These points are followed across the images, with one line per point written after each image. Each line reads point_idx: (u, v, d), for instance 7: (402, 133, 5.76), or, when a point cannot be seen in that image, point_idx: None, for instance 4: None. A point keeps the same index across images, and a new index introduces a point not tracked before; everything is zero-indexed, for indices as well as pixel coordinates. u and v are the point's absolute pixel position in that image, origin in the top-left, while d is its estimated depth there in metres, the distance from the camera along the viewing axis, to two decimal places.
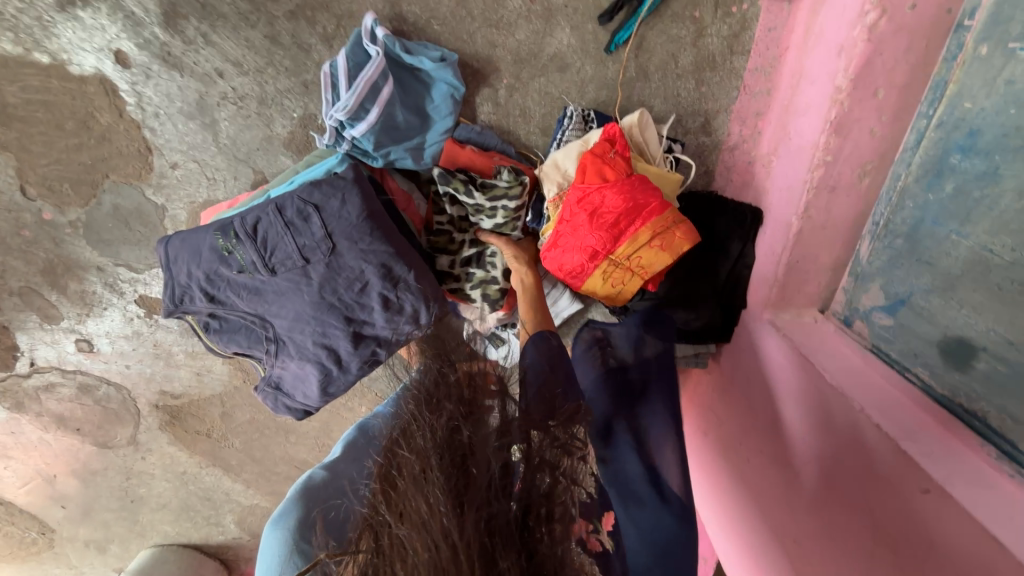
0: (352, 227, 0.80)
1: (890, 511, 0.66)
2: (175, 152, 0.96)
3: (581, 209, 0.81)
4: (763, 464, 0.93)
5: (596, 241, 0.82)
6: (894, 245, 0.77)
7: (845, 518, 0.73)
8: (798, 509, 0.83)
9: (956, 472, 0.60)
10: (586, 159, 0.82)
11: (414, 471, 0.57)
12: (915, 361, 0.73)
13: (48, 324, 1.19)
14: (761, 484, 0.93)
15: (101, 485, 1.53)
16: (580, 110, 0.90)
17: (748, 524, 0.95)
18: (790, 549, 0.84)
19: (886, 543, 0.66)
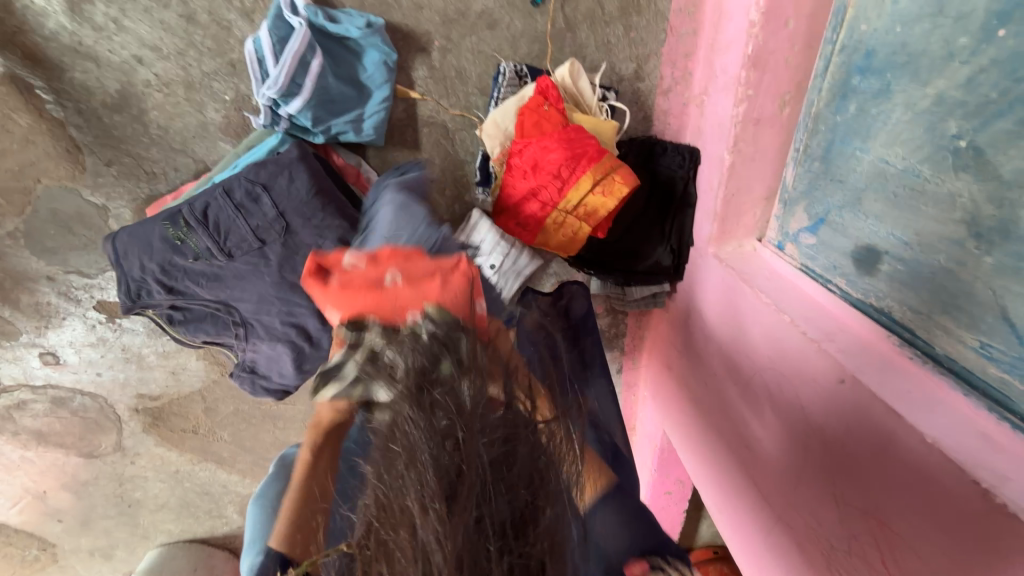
0: (303, 205, 0.80)
1: (819, 407, 0.75)
2: (107, 149, 0.93)
3: (524, 165, 0.84)
4: (719, 386, 1.03)
5: (542, 194, 0.85)
6: (813, 169, 0.83)
7: (784, 421, 0.83)
8: (749, 420, 0.93)
9: (885, 377, 0.65)
10: (522, 115, 0.85)
11: (403, 468, 0.48)
12: (835, 272, 0.80)
13: (6, 341, 1.17)
14: (718, 405, 1.03)
15: (95, 494, 1.54)
16: (513, 66, 0.91)
17: (712, 439, 1.07)
18: (745, 455, 0.95)
19: (818, 436, 0.76)
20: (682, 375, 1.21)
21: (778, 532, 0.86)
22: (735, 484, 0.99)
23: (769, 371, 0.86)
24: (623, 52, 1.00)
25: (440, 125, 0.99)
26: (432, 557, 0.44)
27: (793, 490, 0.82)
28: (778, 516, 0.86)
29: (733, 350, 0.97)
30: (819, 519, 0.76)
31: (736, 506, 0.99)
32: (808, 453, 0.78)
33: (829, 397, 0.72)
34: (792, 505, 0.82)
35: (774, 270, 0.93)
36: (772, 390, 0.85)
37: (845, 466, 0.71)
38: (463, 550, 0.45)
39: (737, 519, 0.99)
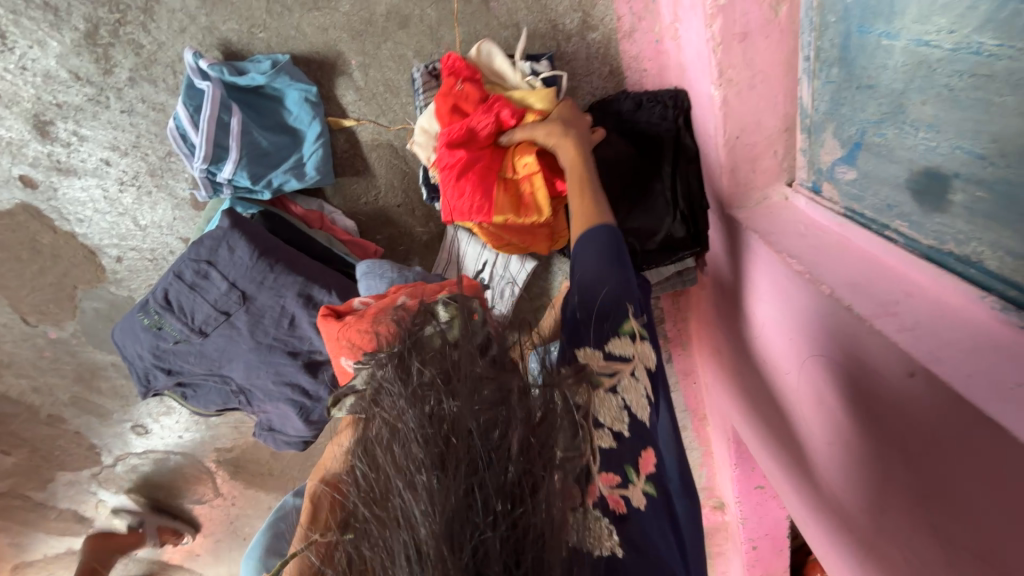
0: (251, 271, 0.78)
1: (886, 401, 0.54)
2: (113, 248, 1.02)
3: (457, 151, 0.75)
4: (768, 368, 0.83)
5: (487, 177, 0.76)
6: (833, 78, 0.60)
7: (846, 415, 0.63)
8: (807, 410, 0.73)
9: (948, 347, 0.47)
10: (442, 102, 0.76)
11: (386, 446, 0.46)
12: (892, 214, 0.57)
13: (105, 420, 1.37)
14: (772, 390, 0.83)
15: (215, 533, 1.75)
16: (426, 67, 0.83)
17: (775, 432, 0.87)
18: (814, 453, 0.75)
19: (895, 438, 0.55)
20: (731, 358, 1.01)
21: (872, 554, 0.66)
22: (817, 497, 0.77)
23: (816, 356, 0.66)
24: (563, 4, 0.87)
25: (386, 145, 0.93)
26: (420, 530, 0.41)
27: (876, 500, 0.62)
28: (865, 531, 0.66)
29: (772, 325, 0.77)
30: (915, 540, 0.56)
31: (819, 520, 0.79)
32: (884, 457, 0.58)
33: (897, 388, 0.52)
34: (877, 517, 0.62)
35: (809, 221, 0.70)
36: (825, 377, 0.65)
37: (940, 482, 0.50)
38: (448, 517, 0.40)
39: (821, 527, 0.79)
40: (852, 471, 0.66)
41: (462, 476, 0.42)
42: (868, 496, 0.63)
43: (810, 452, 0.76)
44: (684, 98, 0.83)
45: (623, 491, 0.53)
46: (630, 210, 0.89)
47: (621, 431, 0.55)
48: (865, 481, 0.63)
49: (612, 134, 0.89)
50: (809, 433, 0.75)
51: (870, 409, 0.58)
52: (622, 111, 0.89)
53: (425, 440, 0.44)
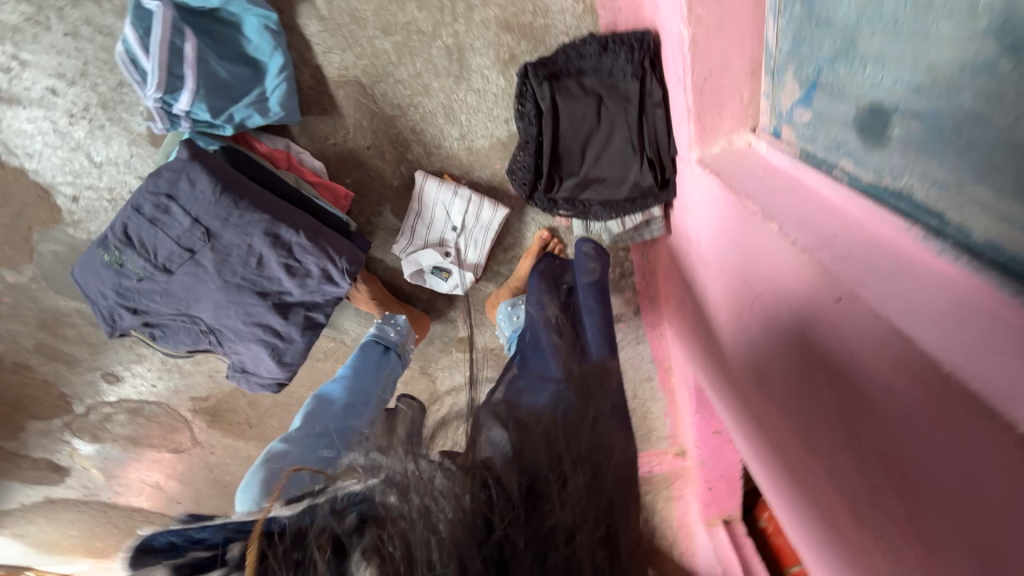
0: (214, 207, 0.77)
1: (816, 330, 0.59)
2: (67, 186, 0.98)
3: None
4: (722, 319, 0.89)
5: None
6: (795, 15, 0.61)
7: (784, 350, 0.68)
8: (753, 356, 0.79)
9: (874, 271, 0.51)
10: None
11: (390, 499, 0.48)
12: (839, 153, 0.59)
13: (75, 367, 1.36)
14: (725, 337, 0.89)
15: (195, 480, 1.81)
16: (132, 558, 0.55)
17: (725, 375, 0.94)
18: (755, 394, 0.82)
19: (824, 367, 0.60)
20: (691, 308, 1.06)
21: (795, 477, 0.75)
22: (757, 431, 0.85)
23: (765, 296, 0.70)
24: None
25: (354, 82, 0.90)
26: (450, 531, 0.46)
27: (802, 430, 0.69)
28: (790, 458, 0.75)
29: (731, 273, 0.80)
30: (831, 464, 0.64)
31: (758, 453, 0.86)
32: (811, 385, 0.64)
33: (828, 317, 0.56)
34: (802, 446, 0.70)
35: (768, 166, 0.73)
36: (771, 313, 0.69)
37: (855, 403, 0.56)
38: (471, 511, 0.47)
39: (755, 459, 0.88)
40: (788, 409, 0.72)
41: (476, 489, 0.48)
42: (799, 429, 0.69)
43: (754, 397, 0.82)
44: (648, 42, 0.83)
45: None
46: (597, 161, 0.91)
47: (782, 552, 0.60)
48: (799, 419, 0.69)
49: (578, 78, 0.87)
50: (755, 379, 0.80)
51: (806, 343, 0.62)
52: (588, 55, 0.87)
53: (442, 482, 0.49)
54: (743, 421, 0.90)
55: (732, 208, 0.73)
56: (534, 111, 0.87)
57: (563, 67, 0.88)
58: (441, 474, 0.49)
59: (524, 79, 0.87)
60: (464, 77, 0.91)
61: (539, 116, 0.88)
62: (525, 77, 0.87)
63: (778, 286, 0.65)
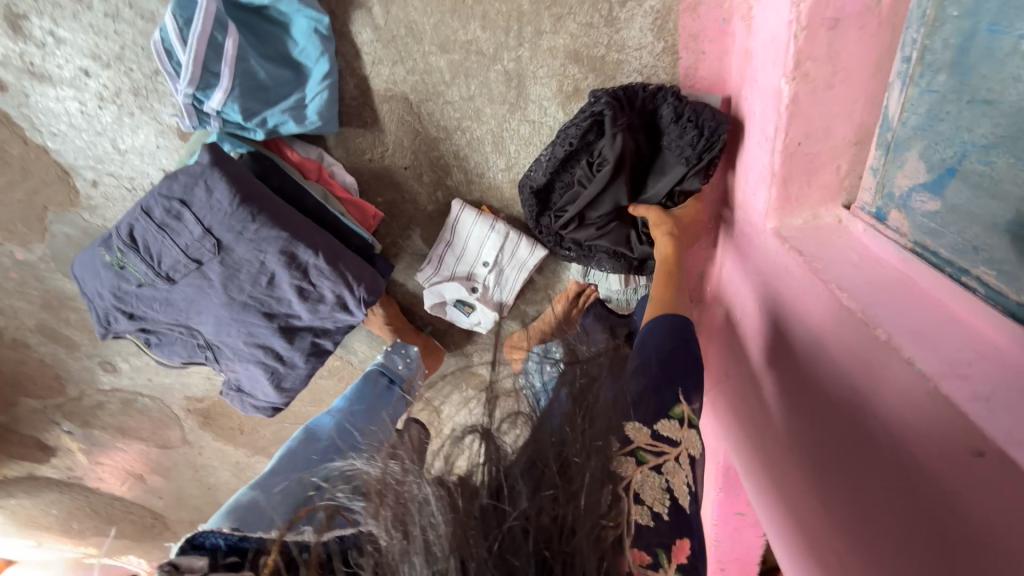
0: (230, 218, 0.69)
1: (895, 429, 0.51)
2: (89, 170, 0.93)
3: None
4: (761, 381, 0.80)
5: None
6: (937, 85, 0.50)
7: (841, 433, 0.60)
8: (801, 436, 0.70)
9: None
10: None
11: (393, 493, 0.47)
12: (976, 258, 0.49)
13: (73, 351, 1.30)
14: (759, 398, 0.81)
15: (180, 475, 1.76)
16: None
17: (748, 436, 0.86)
18: (786, 466, 0.74)
19: (895, 468, 0.51)
20: (718, 356, 0.98)
21: (816, 564, 0.67)
22: (802, 553, 0.71)
23: (832, 371, 0.61)
24: None
25: (400, 98, 0.83)
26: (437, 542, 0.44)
27: (844, 523, 0.61)
28: (812, 537, 0.68)
29: (783, 337, 0.72)
30: (873, 562, 0.56)
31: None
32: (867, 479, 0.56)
33: (925, 429, 0.47)
34: (837, 538, 0.62)
35: (865, 252, 0.62)
36: (836, 394, 0.61)
37: (929, 516, 0.47)
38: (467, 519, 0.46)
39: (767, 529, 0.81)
40: (856, 542, 0.59)
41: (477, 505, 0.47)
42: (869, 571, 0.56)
43: (807, 515, 0.69)
44: (721, 135, 0.72)
45: (652, 573, 0.53)
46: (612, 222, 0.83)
47: (660, 514, 0.55)
48: (871, 557, 0.56)
49: (638, 136, 0.76)
50: (813, 492, 0.67)
51: (904, 480, 0.50)
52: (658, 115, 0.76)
53: (441, 495, 0.47)
54: (783, 536, 0.76)
55: (802, 275, 0.65)
56: (570, 149, 0.76)
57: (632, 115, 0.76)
58: (435, 491, 0.47)
59: (587, 114, 0.75)
60: (520, 106, 0.83)
61: (574, 160, 0.78)
62: (588, 113, 0.75)
63: (874, 401, 0.54)
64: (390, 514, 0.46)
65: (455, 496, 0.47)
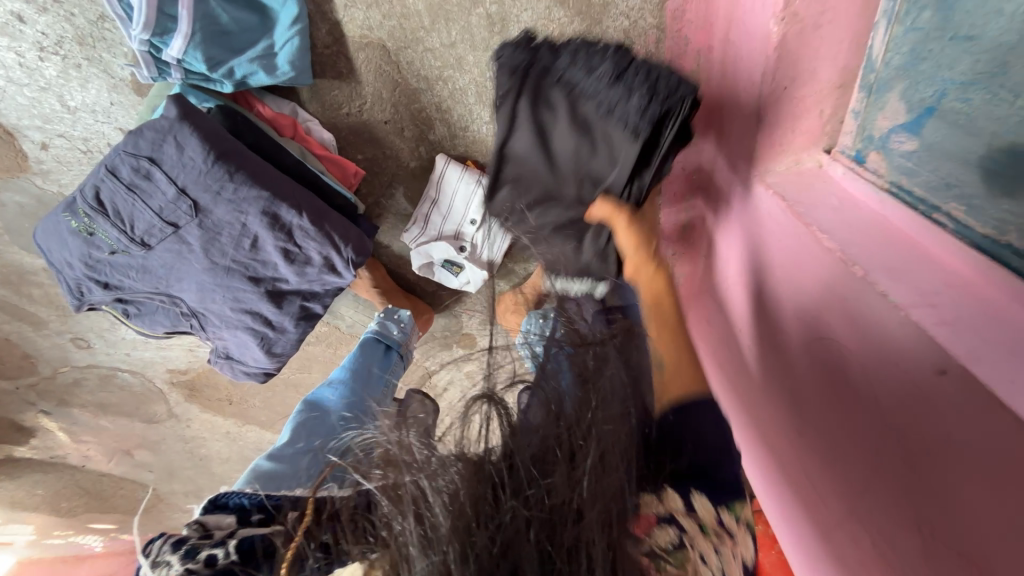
0: (206, 177, 0.66)
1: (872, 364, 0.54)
2: (35, 130, 0.85)
3: None
4: (741, 328, 0.84)
5: None
6: (923, 24, 0.52)
7: (817, 370, 0.64)
8: (777, 377, 0.74)
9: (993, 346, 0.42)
10: None
11: (397, 469, 0.46)
12: (947, 194, 0.52)
13: (41, 329, 1.24)
14: (739, 346, 0.85)
15: (170, 449, 1.75)
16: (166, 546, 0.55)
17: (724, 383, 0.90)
18: (761, 407, 0.78)
19: (870, 399, 0.55)
20: (698, 307, 1.01)
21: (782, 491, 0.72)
22: (772, 483, 0.77)
23: (811, 315, 0.64)
24: None
25: (377, 45, 0.78)
26: (437, 520, 0.42)
27: (814, 452, 0.66)
28: (784, 468, 0.73)
29: (767, 285, 0.74)
30: (842, 484, 0.61)
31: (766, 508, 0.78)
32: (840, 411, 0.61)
33: (899, 356, 0.50)
34: (806, 465, 0.67)
35: (846, 197, 0.63)
36: (815, 336, 0.64)
37: (901, 440, 0.52)
38: (468, 497, 0.44)
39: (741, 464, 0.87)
40: (826, 469, 0.64)
41: (477, 485, 0.45)
42: (839, 493, 0.62)
43: (779, 448, 0.74)
44: (678, 96, 0.62)
45: None
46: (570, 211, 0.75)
47: None
48: (842, 481, 0.62)
49: (571, 100, 0.67)
50: (787, 427, 0.72)
51: (876, 406, 0.55)
52: (591, 73, 0.65)
53: (446, 476, 0.45)
54: (755, 469, 0.82)
55: (787, 222, 0.67)
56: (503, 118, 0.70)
57: (559, 77, 0.67)
58: (439, 472, 0.46)
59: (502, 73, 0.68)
60: None
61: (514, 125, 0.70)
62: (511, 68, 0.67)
63: (850, 337, 0.57)
64: (390, 491, 0.46)
65: (459, 471, 0.46)
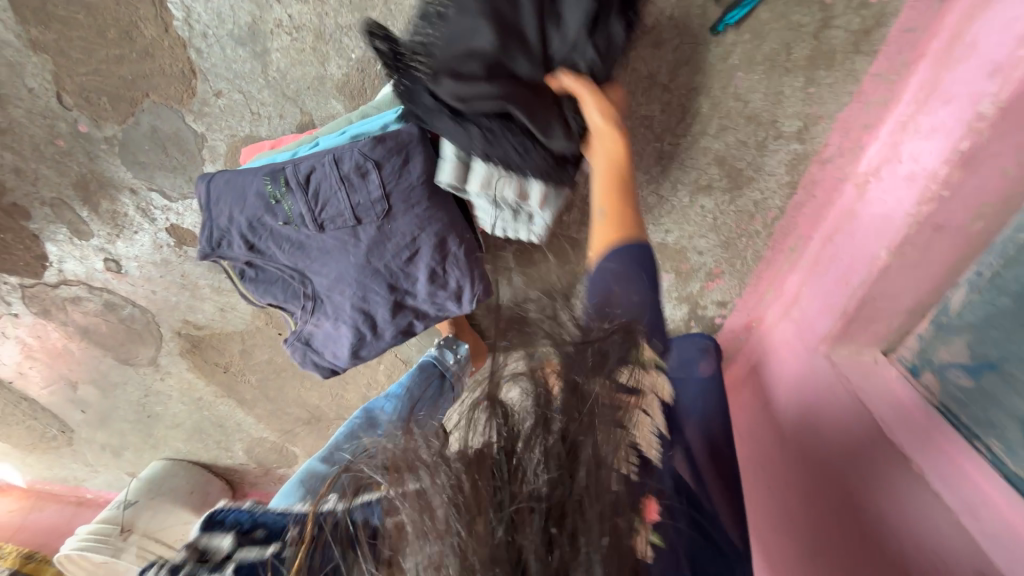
0: (411, 190, 0.73)
1: (910, 543, 0.67)
2: (221, 80, 0.90)
3: None
4: (770, 460, 0.97)
5: None
6: (997, 303, 0.71)
7: (845, 526, 0.77)
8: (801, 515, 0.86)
9: None
10: None
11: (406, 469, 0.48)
12: (989, 432, 0.69)
13: (78, 239, 1.17)
14: (765, 473, 0.98)
15: (120, 396, 1.60)
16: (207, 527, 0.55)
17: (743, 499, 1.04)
18: (781, 535, 0.90)
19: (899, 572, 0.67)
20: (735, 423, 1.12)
21: None
22: None
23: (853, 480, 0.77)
24: (792, 106, 0.84)
25: None
26: (439, 502, 0.45)
27: None
28: None
29: (808, 437, 0.88)
30: None
31: None
32: (850, 539, 0.75)
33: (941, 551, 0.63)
34: None
35: (901, 398, 0.77)
36: (843, 489, 0.78)
37: None
38: (466, 495, 0.45)
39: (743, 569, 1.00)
40: None
41: (477, 486, 0.46)
42: None
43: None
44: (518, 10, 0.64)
45: None
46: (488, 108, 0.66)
47: None
48: None
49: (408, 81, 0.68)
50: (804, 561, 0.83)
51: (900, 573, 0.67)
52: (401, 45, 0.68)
53: (449, 481, 0.46)
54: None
55: (850, 399, 0.81)
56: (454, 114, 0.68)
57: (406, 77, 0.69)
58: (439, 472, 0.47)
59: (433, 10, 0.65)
60: (657, 181, 0.96)
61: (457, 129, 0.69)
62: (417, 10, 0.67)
63: (889, 511, 0.70)
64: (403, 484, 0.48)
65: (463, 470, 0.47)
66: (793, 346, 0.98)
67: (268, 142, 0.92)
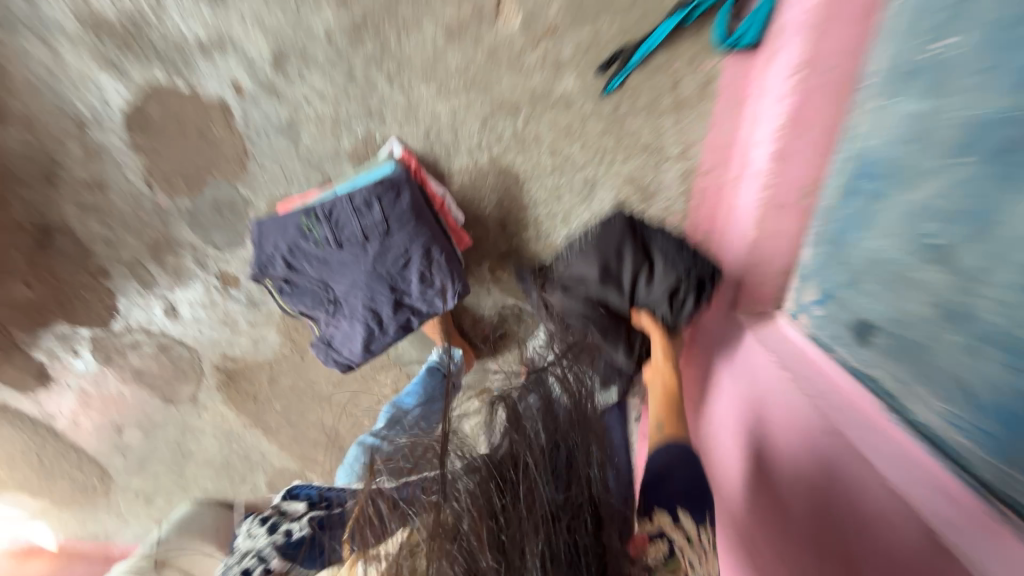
0: (403, 214, 1.04)
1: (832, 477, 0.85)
2: (265, 158, 1.25)
3: None
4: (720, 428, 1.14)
5: None
6: (824, 251, 0.97)
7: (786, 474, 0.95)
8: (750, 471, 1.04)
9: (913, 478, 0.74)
10: None
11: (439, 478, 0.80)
12: (837, 344, 0.94)
13: (145, 290, 1.47)
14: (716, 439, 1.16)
15: (159, 437, 1.81)
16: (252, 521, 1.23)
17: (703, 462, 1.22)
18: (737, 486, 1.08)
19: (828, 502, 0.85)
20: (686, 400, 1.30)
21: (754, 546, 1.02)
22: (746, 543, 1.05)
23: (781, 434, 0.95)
24: (671, 137, 1.17)
25: (513, 175, 1.24)
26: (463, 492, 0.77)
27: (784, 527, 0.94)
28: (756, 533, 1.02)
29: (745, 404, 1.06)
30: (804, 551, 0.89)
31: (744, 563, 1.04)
32: (800, 496, 0.92)
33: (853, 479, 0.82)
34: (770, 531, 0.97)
35: (802, 354, 0.98)
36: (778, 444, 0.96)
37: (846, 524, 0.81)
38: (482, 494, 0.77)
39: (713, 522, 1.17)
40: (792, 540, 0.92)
41: (485, 490, 0.78)
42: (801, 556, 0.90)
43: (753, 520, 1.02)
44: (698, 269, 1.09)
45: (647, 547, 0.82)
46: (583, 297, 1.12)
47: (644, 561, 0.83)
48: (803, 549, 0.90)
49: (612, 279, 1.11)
50: (760, 507, 1.01)
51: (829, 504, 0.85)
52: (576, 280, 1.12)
53: (468, 485, 0.78)
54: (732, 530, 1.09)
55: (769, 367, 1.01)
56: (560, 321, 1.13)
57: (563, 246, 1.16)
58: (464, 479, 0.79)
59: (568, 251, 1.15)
60: (588, 200, 1.26)
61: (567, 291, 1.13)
62: (596, 229, 1.16)
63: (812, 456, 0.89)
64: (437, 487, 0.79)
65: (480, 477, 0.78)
66: (721, 378, 1.15)
67: (298, 197, 1.26)
